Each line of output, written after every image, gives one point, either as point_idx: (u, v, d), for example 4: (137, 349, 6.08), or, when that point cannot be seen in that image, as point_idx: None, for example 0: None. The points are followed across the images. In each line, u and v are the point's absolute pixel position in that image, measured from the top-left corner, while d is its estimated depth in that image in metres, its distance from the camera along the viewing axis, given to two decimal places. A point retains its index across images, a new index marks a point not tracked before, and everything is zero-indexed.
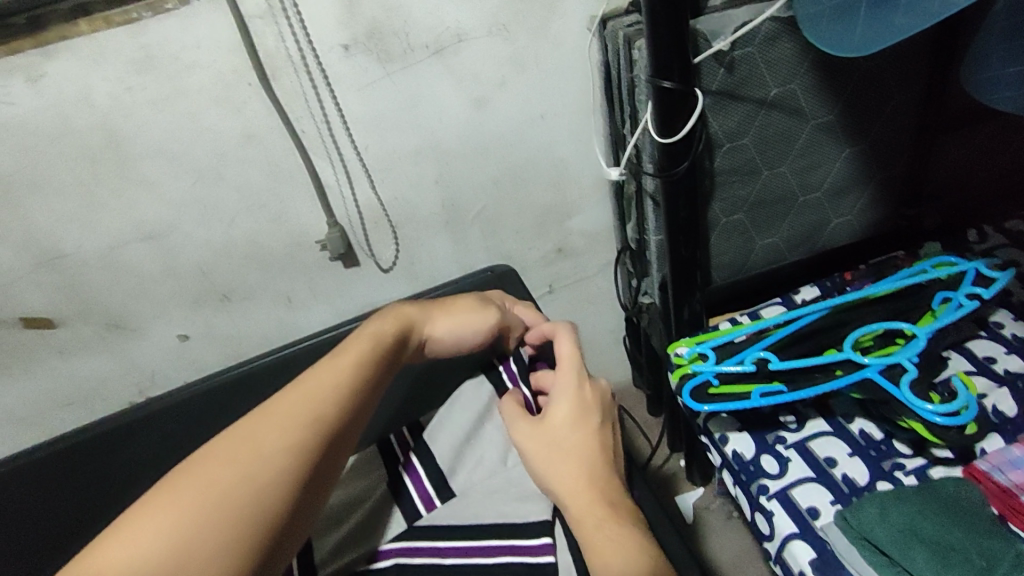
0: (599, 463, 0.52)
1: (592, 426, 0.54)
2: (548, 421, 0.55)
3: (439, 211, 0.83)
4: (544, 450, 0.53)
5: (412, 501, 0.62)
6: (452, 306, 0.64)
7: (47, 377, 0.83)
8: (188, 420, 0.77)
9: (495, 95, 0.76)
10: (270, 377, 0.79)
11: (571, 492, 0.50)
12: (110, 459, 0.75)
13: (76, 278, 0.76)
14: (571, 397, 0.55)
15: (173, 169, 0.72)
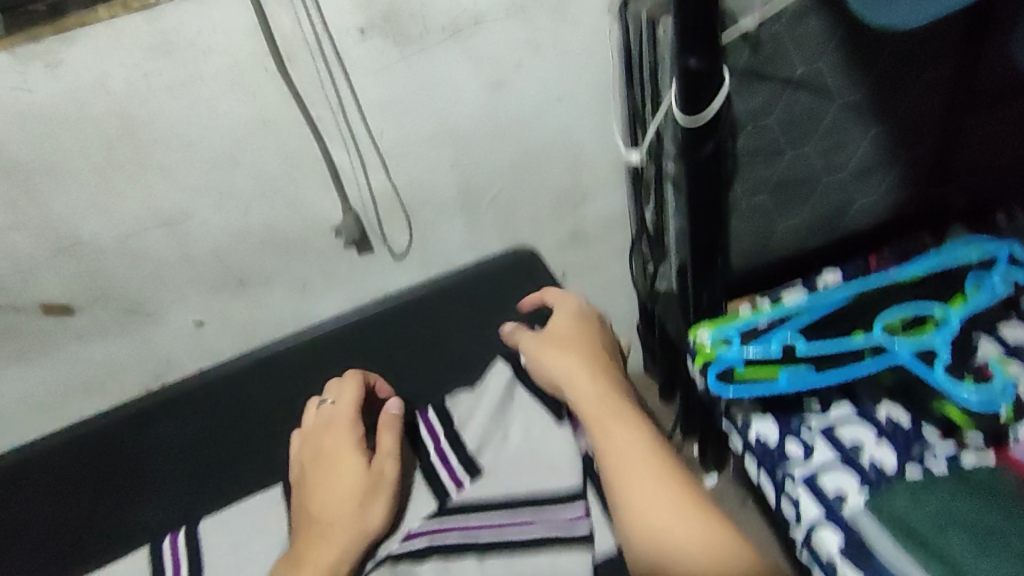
0: (599, 363, 0.66)
1: (585, 338, 0.69)
2: (557, 330, 0.69)
3: (455, 196, 0.82)
4: (555, 350, 0.67)
5: (442, 481, 0.66)
6: (348, 498, 0.61)
7: (66, 364, 0.83)
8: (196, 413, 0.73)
9: (513, 78, 0.75)
10: (280, 369, 0.75)
11: (569, 379, 0.64)
12: (115, 453, 0.72)
13: (95, 265, 0.77)
14: (564, 318, 0.71)
15: (190, 155, 0.71)
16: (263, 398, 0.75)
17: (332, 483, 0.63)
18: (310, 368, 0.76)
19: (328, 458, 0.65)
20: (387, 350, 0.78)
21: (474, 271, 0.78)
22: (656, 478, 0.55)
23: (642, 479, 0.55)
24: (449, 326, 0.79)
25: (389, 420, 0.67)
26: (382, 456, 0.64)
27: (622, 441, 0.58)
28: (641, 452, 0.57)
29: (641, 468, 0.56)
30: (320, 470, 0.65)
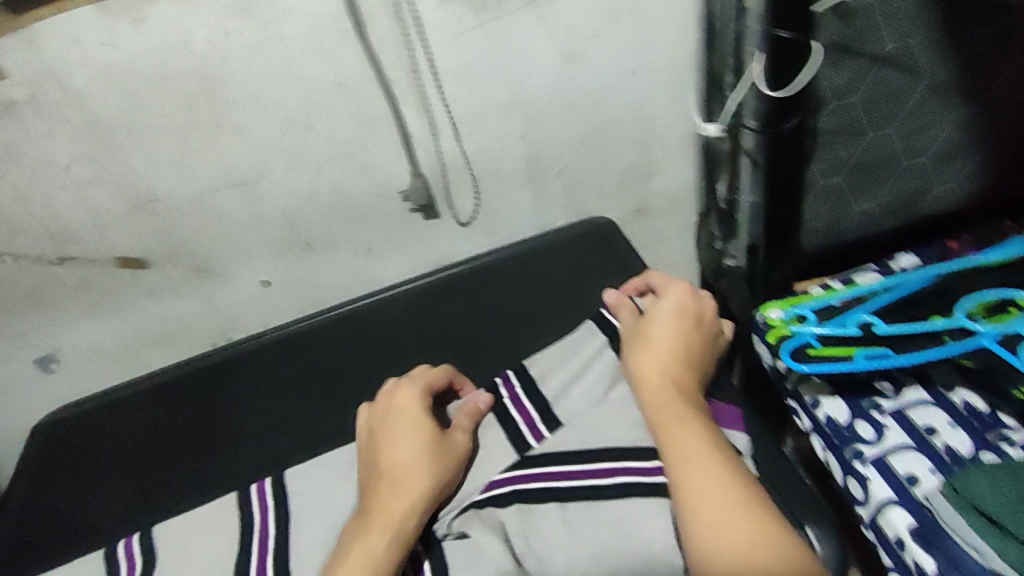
0: (683, 362, 0.59)
1: (681, 329, 0.61)
2: (651, 319, 0.63)
3: (522, 166, 0.83)
4: (642, 344, 0.61)
5: (520, 432, 0.63)
6: (418, 457, 0.58)
7: (136, 319, 0.86)
8: (276, 364, 0.77)
9: (587, 48, 0.75)
10: (366, 322, 0.80)
11: (643, 377, 0.59)
12: (192, 401, 0.76)
13: (169, 221, 0.78)
14: (668, 306, 0.63)
15: (266, 116, 0.73)
16: (335, 351, 0.78)
17: (401, 441, 0.60)
18: (387, 324, 0.80)
19: (397, 421, 0.62)
20: (456, 313, 0.80)
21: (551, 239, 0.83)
22: (721, 504, 0.48)
23: (705, 501, 0.48)
24: (516, 292, 0.80)
25: (472, 410, 0.64)
26: (457, 427, 0.62)
27: (684, 453, 0.52)
28: (704, 466, 0.50)
29: (704, 491, 0.49)
30: (389, 430, 0.61)
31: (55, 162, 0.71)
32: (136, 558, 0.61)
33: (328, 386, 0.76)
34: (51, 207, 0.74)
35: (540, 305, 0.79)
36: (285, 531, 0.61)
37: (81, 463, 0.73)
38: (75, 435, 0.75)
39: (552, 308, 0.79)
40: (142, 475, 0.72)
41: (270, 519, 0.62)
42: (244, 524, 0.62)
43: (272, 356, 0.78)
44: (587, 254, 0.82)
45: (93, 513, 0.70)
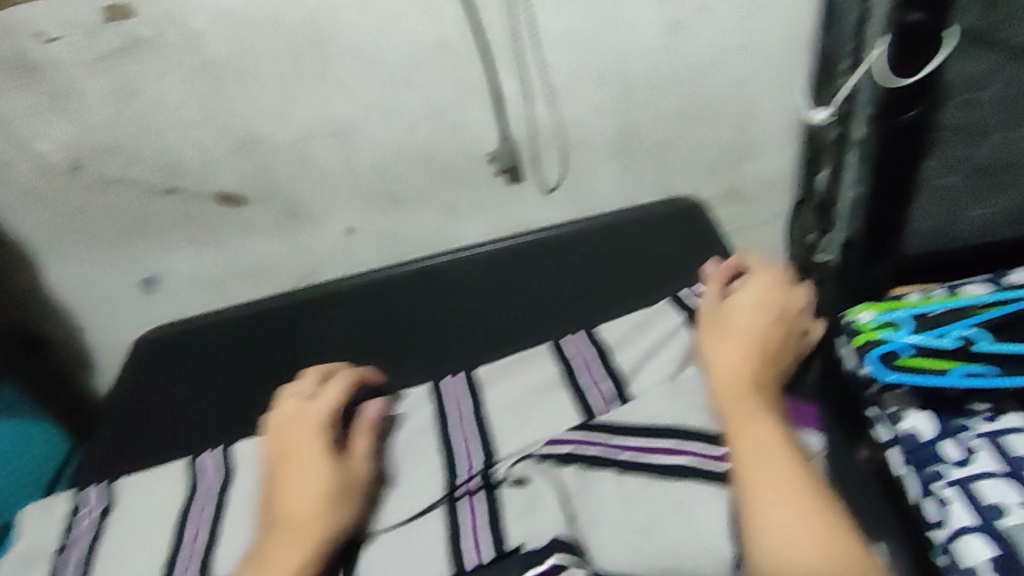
0: (763, 353, 0.57)
1: (768, 322, 0.59)
2: (736, 305, 0.60)
3: (613, 138, 0.81)
4: (723, 329, 0.59)
5: (588, 397, 0.63)
6: (318, 497, 0.52)
7: (230, 253, 0.91)
8: (350, 308, 0.80)
9: (696, 20, 0.72)
10: (438, 278, 0.81)
11: (721, 365, 0.56)
12: (273, 335, 0.80)
13: (267, 163, 0.82)
14: (757, 294, 0.61)
15: (366, 69, 0.74)
16: (405, 306, 0.80)
17: (304, 479, 0.53)
18: (456, 281, 0.80)
19: (301, 452, 0.55)
20: (530, 282, 0.80)
21: (629, 215, 0.81)
22: (799, 502, 0.46)
23: (780, 499, 0.47)
24: (596, 266, 0.80)
25: (365, 427, 0.59)
26: (359, 453, 0.57)
27: (756, 449, 0.50)
28: (775, 467, 0.49)
29: (781, 487, 0.47)
30: (292, 464, 0.54)
31: (170, 99, 0.75)
32: (218, 473, 0.64)
33: (399, 334, 0.78)
34: (162, 141, 0.79)
35: (621, 285, 0.78)
36: None
37: (170, 382, 0.78)
38: (175, 348, 0.81)
39: (630, 283, 0.78)
40: (224, 397, 0.76)
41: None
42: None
43: (351, 304, 0.80)
44: (669, 233, 0.80)
45: (181, 427, 0.75)
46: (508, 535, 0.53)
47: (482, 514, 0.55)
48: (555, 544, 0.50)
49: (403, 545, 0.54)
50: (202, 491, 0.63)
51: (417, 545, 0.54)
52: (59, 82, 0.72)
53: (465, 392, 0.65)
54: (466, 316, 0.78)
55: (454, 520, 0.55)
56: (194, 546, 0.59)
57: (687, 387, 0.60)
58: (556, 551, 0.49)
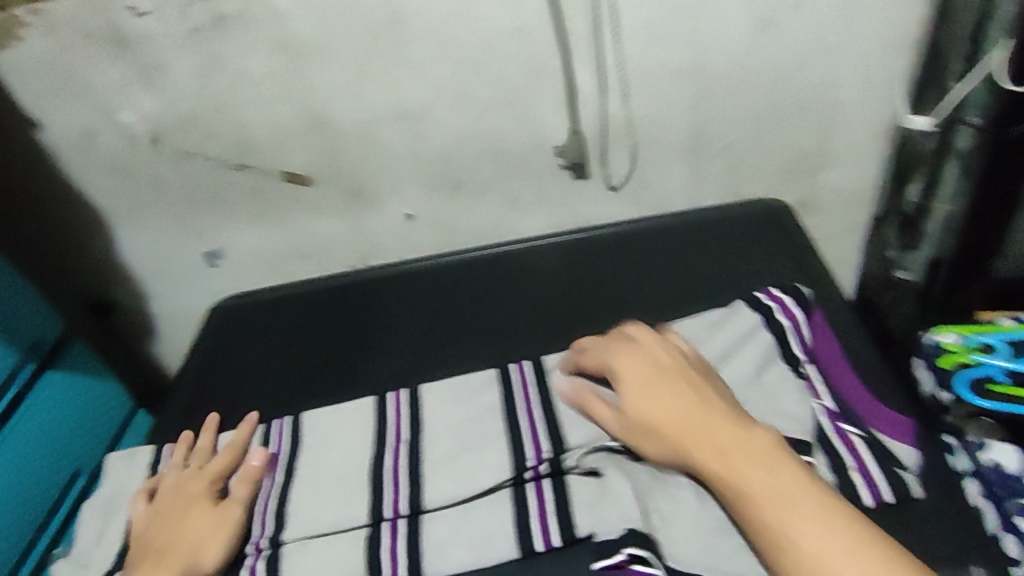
0: (687, 406, 0.47)
1: (668, 386, 0.49)
2: (630, 407, 0.49)
3: (685, 137, 0.79)
4: (648, 440, 0.48)
5: None
6: (184, 541, 0.51)
7: (291, 231, 0.91)
8: (420, 291, 0.74)
9: (784, 19, 0.70)
10: (511, 265, 0.76)
11: (678, 450, 0.47)
12: (338, 313, 0.74)
13: (336, 144, 0.83)
14: (631, 380, 0.50)
15: (441, 53, 0.74)
16: (477, 292, 0.73)
17: (179, 525, 0.52)
18: (534, 270, 0.75)
19: (185, 501, 0.54)
20: (616, 271, 0.73)
21: (717, 215, 0.77)
22: (797, 506, 0.41)
23: (778, 510, 0.41)
24: (688, 262, 0.73)
25: (249, 473, 0.55)
26: (236, 497, 0.53)
27: (762, 493, 0.42)
28: (790, 504, 0.41)
29: (769, 498, 0.42)
30: (166, 514, 0.53)
31: (249, 77, 0.77)
32: (284, 443, 0.59)
33: (471, 319, 0.70)
34: (238, 117, 0.80)
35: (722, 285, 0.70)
36: (416, 440, 0.57)
37: (220, 358, 0.72)
38: (242, 319, 0.76)
39: (724, 281, 0.70)
40: (279, 373, 0.69)
41: (403, 426, 0.58)
42: (376, 429, 0.58)
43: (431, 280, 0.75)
44: (762, 234, 0.74)
45: (236, 396, 0.68)
46: (579, 523, 0.49)
47: (550, 500, 0.50)
48: (631, 534, 0.47)
49: (472, 521, 0.50)
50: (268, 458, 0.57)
51: (486, 524, 0.50)
52: (148, 56, 0.75)
53: (530, 376, 0.59)
54: (543, 306, 0.71)
55: (521, 504, 0.51)
56: (265, 517, 0.53)
57: (779, 387, 0.54)
58: (630, 543, 0.47)
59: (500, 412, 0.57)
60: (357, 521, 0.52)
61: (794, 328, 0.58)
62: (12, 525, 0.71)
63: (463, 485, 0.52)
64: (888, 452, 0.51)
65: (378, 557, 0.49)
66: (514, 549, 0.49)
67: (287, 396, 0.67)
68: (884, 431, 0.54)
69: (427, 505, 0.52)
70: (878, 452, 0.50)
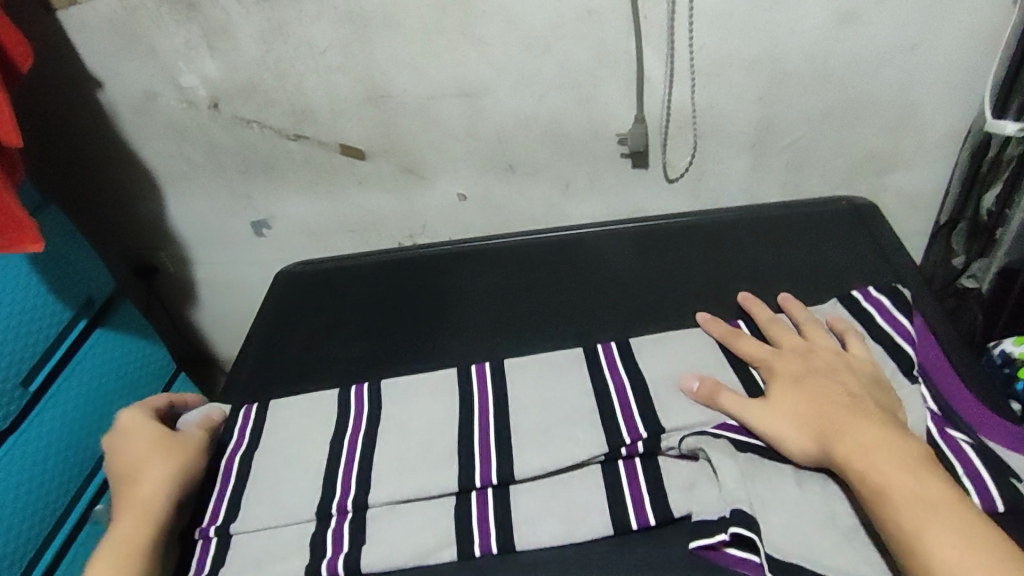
0: (846, 404, 0.50)
1: (819, 383, 0.52)
2: (777, 397, 0.52)
3: (750, 131, 0.78)
4: (801, 430, 0.50)
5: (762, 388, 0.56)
6: (160, 447, 0.55)
7: (344, 204, 0.91)
8: (491, 268, 0.75)
9: (868, 13, 0.68)
10: (578, 248, 0.75)
11: (823, 440, 0.49)
12: (415, 283, 0.74)
13: (394, 118, 0.82)
14: (783, 375, 0.54)
15: (509, 31, 0.73)
16: (543, 273, 0.73)
17: (137, 457, 0.54)
18: (603, 254, 0.74)
19: (132, 437, 0.56)
20: (685, 259, 0.72)
21: (794, 211, 0.75)
22: (940, 514, 0.42)
23: (923, 520, 0.42)
24: (763, 253, 0.71)
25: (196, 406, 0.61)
26: (190, 428, 0.58)
27: (901, 496, 0.44)
28: (929, 511, 0.43)
29: (913, 500, 0.43)
30: (131, 441, 0.56)
31: (315, 45, 0.76)
32: (363, 407, 0.60)
33: (538, 298, 0.71)
34: (299, 86, 0.80)
35: (800, 275, 0.68)
36: (503, 414, 0.57)
37: (294, 321, 0.73)
38: (313, 284, 0.77)
39: (805, 274, 0.68)
40: (355, 337, 0.70)
41: (491, 399, 0.58)
42: (462, 401, 0.59)
43: (502, 259, 0.76)
44: (843, 233, 0.72)
45: (315, 358, 0.68)
46: (673, 502, 0.49)
47: (643, 479, 0.51)
48: (735, 514, 0.47)
49: (562, 495, 0.51)
50: (349, 421, 0.59)
51: (577, 500, 0.50)
52: (215, 20, 0.75)
53: (619, 357, 0.60)
54: (610, 290, 0.70)
55: (612, 480, 0.51)
56: (348, 480, 0.54)
57: (883, 384, 0.53)
58: (736, 523, 0.46)
59: (591, 392, 0.57)
60: (447, 488, 0.52)
61: (894, 327, 0.59)
62: (60, 480, 0.73)
63: (556, 458, 0.52)
64: (1000, 460, 0.49)
65: (467, 524, 0.50)
66: (608, 525, 0.49)
67: (358, 359, 0.67)
68: (993, 439, 0.52)
69: (518, 476, 0.52)
70: (988, 458, 0.49)
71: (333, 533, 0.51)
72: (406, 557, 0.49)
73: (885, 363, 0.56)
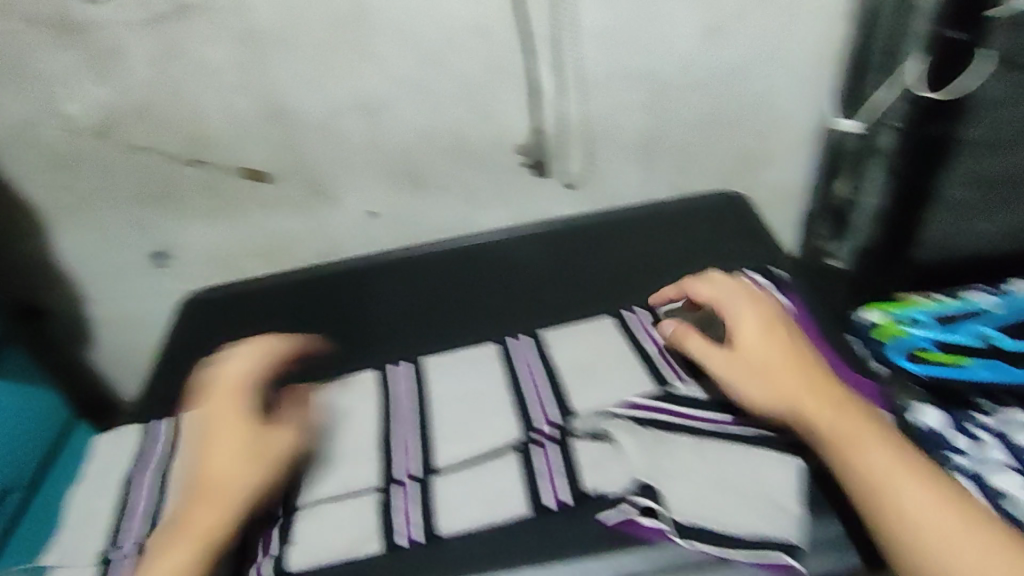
0: (811, 362, 0.53)
1: (783, 338, 0.54)
2: (745, 350, 0.54)
3: (638, 136, 0.84)
4: (746, 376, 0.53)
5: (660, 370, 0.61)
6: (247, 465, 0.49)
7: (250, 228, 0.89)
8: (407, 276, 0.77)
9: (728, 27, 0.76)
10: (486, 254, 0.78)
11: (794, 393, 0.51)
12: (336, 296, 0.76)
13: (296, 138, 0.82)
14: (752, 323, 0.55)
15: (404, 48, 0.76)
16: (456, 279, 0.76)
17: (216, 452, 0.49)
18: (510, 258, 0.78)
19: (216, 430, 0.51)
20: (587, 257, 0.77)
21: (681, 205, 0.81)
22: (881, 455, 0.47)
23: (890, 471, 0.47)
24: (656, 247, 0.77)
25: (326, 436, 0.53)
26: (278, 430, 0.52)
27: (869, 447, 0.48)
28: (894, 459, 0.47)
29: (881, 451, 0.48)
30: (208, 434, 0.51)
31: (209, 65, 0.75)
32: None
33: (450, 305, 0.73)
34: (194, 109, 0.78)
35: (691, 265, 0.74)
36: (424, 419, 0.59)
37: (211, 347, 0.73)
38: (229, 307, 0.77)
39: (697, 264, 0.75)
40: None
41: (411, 401, 0.61)
42: (382, 401, 0.61)
43: (413, 270, 0.78)
44: (722, 223, 0.79)
45: None
46: (585, 479, 0.52)
47: (559, 463, 0.54)
48: (639, 486, 0.51)
49: (483, 485, 0.53)
50: None
51: (499, 487, 0.53)
52: (101, 44, 0.72)
53: (532, 351, 0.64)
54: (518, 292, 0.73)
55: (530, 466, 0.54)
56: (270, 499, 0.54)
57: None
58: (639, 494, 0.51)
59: (506, 390, 0.61)
60: (370, 484, 0.54)
61: None
62: None
63: (473, 448, 0.56)
64: None
65: (390, 521, 0.52)
66: (526, 506, 0.51)
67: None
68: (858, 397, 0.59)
69: (437, 465, 0.55)
70: None
71: (262, 537, 0.51)
72: (331, 553, 0.50)
73: None
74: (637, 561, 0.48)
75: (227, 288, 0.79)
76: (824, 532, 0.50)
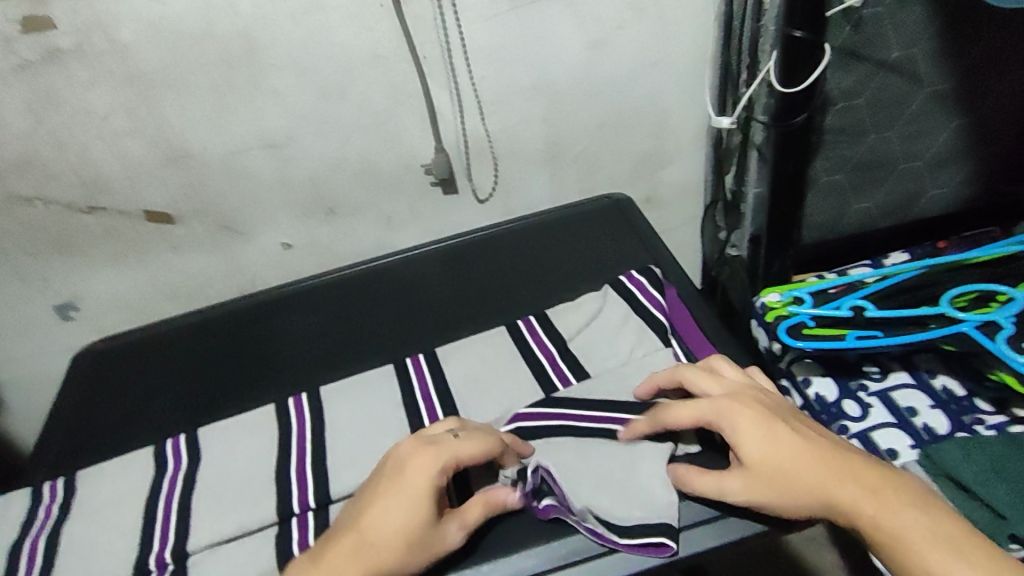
0: (823, 451, 0.48)
1: (785, 433, 0.49)
2: (755, 462, 0.48)
3: (541, 148, 0.87)
4: (773, 490, 0.48)
5: (549, 377, 0.63)
6: (407, 522, 0.47)
7: (158, 272, 0.87)
8: (311, 306, 0.77)
9: (613, 38, 0.80)
10: (390, 276, 0.79)
11: (819, 490, 0.47)
12: (246, 330, 0.76)
13: (198, 178, 0.80)
14: (750, 428, 0.49)
15: (301, 81, 0.76)
16: (362, 304, 0.77)
17: (384, 510, 0.47)
18: (412, 279, 0.79)
19: (401, 487, 0.48)
20: (490, 271, 0.79)
21: (573, 212, 0.84)
22: (928, 542, 0.43)
23: (934, 552, 0.43)
24: (555, 254, 0.79)
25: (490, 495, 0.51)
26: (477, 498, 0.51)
27: (910, 531, 0.44)
28: (940, 540, 0.43)
29: (928, 536, 0.44)
30: (399, 501, 0.47)
31: (93, 110, 0.73)
32: (181, 460, 0.61)
33: (356, 333, 0.73)
34: (83, 155, 0.76)
35: (588, 269, 0.77)
36: (320, 451, 0.58)
37: (117, 396, 0.72)
38: (130, 354, 0.76)
39: (592, 268, 0.77)
40: (184, 398, 0.70)
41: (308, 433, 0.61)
42: (281, 434, 0.61)
43: (321, 298, 0.78)
44: (610, 225, 0.82)
45: (136, 430, 0.67)
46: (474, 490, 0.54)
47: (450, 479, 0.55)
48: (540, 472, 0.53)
49: None
50: (166, 479, 0.59)
51: None
52: None
53: (426, 368, 0.65)
54: (422, 313, 0.75)
55: None
56: (163, 548, 0.53)
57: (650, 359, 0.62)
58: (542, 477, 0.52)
59: (401, 411, 0.61)
60: (266, 521, 0.54)
61: (647, 299, 0.67)
62: None
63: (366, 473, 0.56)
64: None
65: (288, 551, 0.52)
66: None
67: (185, 420, 0.68)
68: None
69: (333, 495, 0.55)
70: None
71: None
72: None
73: (647, 334, 0.64)
74: (530, 559, 0.51)
75: (131, 332, 0.78)
76: (696, 512, 0.52)
